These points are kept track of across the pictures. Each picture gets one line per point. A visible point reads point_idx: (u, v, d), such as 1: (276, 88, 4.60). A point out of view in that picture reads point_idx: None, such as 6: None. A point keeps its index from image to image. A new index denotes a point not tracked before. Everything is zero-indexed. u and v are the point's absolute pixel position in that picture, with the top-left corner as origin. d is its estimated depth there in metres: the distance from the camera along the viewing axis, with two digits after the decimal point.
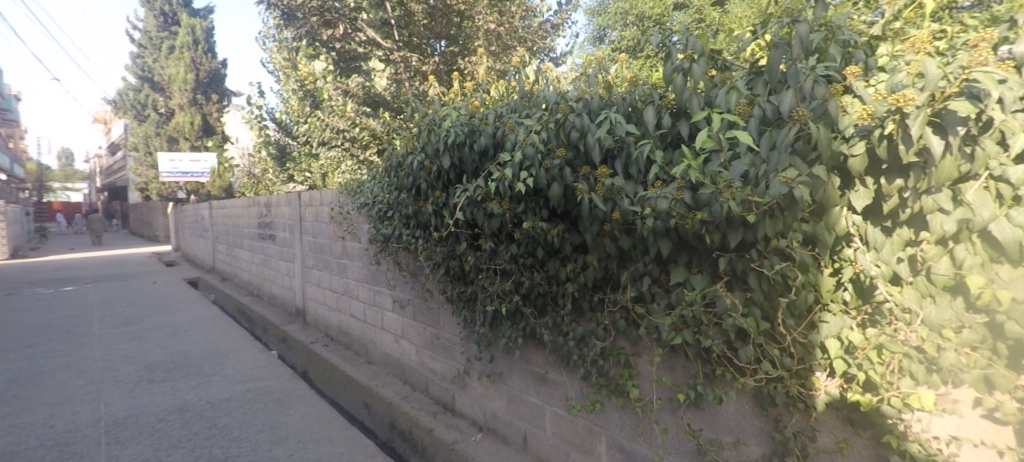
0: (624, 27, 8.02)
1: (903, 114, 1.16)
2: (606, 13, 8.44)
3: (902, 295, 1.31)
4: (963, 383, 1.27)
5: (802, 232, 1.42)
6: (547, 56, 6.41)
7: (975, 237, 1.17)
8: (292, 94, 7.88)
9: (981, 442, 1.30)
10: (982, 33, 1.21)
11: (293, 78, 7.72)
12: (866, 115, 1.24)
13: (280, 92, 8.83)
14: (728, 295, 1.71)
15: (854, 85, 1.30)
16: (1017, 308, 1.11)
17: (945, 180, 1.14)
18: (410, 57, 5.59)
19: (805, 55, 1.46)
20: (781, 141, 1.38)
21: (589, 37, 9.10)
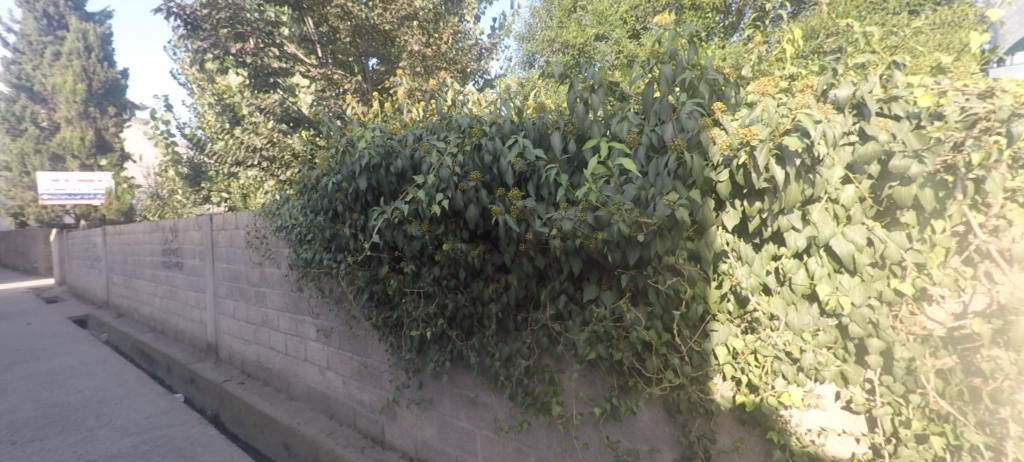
0: (552, 54, 8.41)
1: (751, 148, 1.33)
2: (534, 40, 8.86)
3: (770, 304, 1.48)
4: (825, 380, 1.44)
5: (687, 249, 1.57)
6: (481, 79, 6.66)
7: (822, 251, 1.36)
8: (207, 109, 7.42)
9: (843, 431, 1.48)
10: (807, 81, 1.43)
11: (208, 91, 7.27)
12: (725, 146, 1.40)
13: (192, 107, 8.28)
14: (633, 310, 1.82)
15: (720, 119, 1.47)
16: (856, 312, 1.31)
17: (793, 203, 1.30)
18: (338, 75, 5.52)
19: (680, 91, 1.63)
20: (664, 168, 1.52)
21: (520, 62, 9.45)
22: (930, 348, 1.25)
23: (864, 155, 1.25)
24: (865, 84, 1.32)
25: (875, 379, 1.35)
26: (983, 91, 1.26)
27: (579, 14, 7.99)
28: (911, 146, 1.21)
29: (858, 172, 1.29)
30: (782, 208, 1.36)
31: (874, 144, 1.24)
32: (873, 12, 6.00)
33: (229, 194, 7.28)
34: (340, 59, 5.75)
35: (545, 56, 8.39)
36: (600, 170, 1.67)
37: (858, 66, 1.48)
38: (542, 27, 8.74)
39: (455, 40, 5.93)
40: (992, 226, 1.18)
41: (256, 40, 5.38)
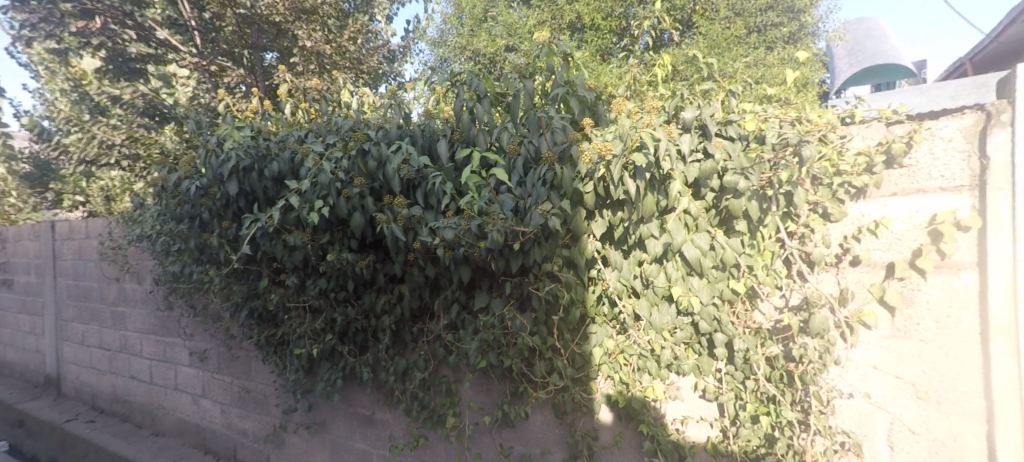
0: (464, 61, 8.35)
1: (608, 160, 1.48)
2: (446, 46, 8.75)
3: (636, 305, 1.65)
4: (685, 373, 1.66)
5: (563, 256, 1.69)
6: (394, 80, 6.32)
7: (677, 256, 1.55)
8: (55, 97, 6.37)
9: (699, 417, 1.71)
10: (656, 104, 1.59)
11: (57, 76, 6.26)
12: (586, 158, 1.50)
13: (36, 93, 7.07)
14: (520, 316, 1.87)
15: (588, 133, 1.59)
16: (705, 309, 1.54)
17: (649, 213, 1.48)
18: (229, 69, 5.18)
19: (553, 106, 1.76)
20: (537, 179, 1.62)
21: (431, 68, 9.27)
22: (760, 340, 1.53)
23: (704, 171, 1.45)
24: (707, 108, 1.51)
25: (724, 370, 1.59)
26: (796, 118, 1.52)
27: (489, 23, 8.04)
28: (739, 164, 1.44)
29: (704, 186, 1.51)
30: (641, 217, 1.52)
31: (710, 161, 1.45)
32: (745, 45, 6.77)
33: (84, 198, 6.31)
34: (225, 50, 5.20)
35: (455, 62, 8.33)
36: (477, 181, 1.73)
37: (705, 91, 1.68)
38: (453, 33, 8.69)
39: (365, 39, 5.53)
40: (800, 234, 1.48)
41: (107, 19, 4.76)
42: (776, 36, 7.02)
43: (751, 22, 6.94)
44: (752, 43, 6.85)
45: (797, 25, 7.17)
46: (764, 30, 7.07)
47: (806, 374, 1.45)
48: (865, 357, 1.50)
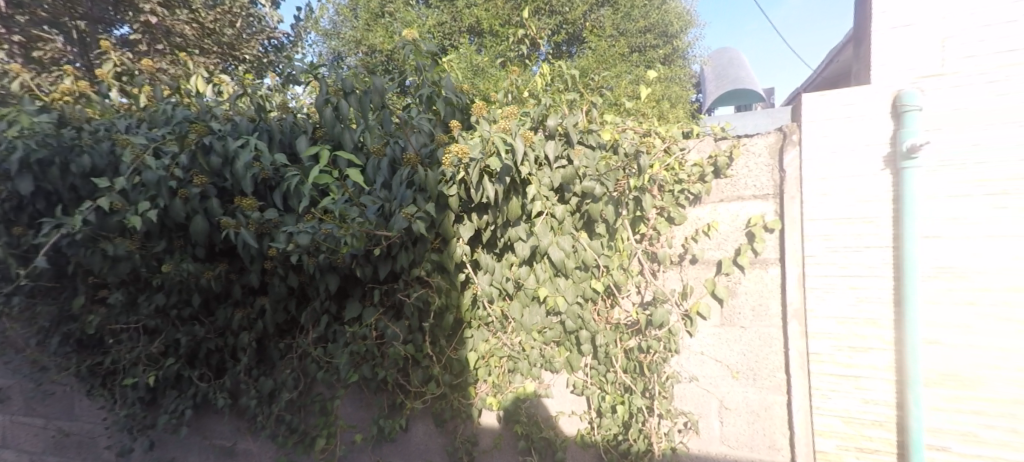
0: (359, 57, 7.72)
1: (467, 163, 1.54)
2: (341, 38, 8.04)
3: (509, 307, 1.80)
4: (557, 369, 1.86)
5: (431, 261, 1.72)
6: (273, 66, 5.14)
7: (545, 259, 1.74)
8: None
9: (570, 412, 1.90)
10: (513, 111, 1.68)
11: None
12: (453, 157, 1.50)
13: None
14: (394, 324, 1.83)
15: (455, 134, 1.60)
16: (570, 309, 1.75)
17: (514, 217, 1.64)
18: (51, 41, 3.78)
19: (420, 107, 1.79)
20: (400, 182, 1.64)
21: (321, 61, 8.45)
22: (618, 334, 1.80)
23: (566, 177, 1.64)
24: (569, 120, 1.70)
25: (590, 364, 1.83)
26: (645, 131, 1.79)
27: (387, 18, 7.53)
28: (596, 171, 1.65)
29: (568, 190, 1.68)
30: (509, 220, 1.67)
31: (563, 169, 1.65)
32: (628, 60, 6.96)
33: None
34: (46, 17, 3.79)
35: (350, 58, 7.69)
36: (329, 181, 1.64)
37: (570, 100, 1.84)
38: (347, 26, 7.97)
39: (246, 23, 4.80)
40: (649, 235, 1.79)
41: None
42: (654, 55, 7.35)
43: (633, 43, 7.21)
44: (634, 61, 7.08)
45: (671, 47, 7.57)
46: (643, 50, 7.33)
47: (653, 362, 1.76)
48: (699, 345, 1.82)
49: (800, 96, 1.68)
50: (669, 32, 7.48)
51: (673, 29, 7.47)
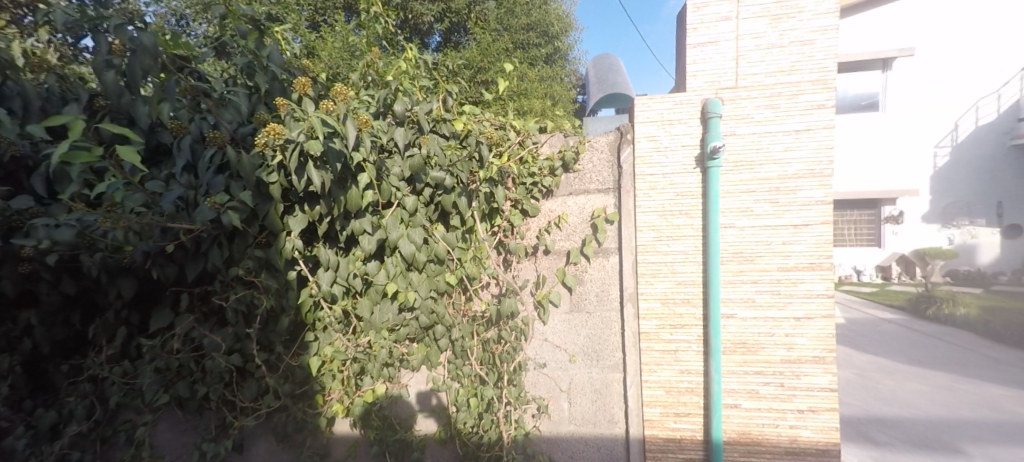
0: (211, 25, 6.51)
1: (282, 140, 1.51)
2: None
3: (359, 303, 1.82)
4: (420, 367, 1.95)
5: (255, 257, 1.68)
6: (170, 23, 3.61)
7: (396, 252, 1.80)
8: None
9: (429, 410, 2.02)
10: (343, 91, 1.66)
11: None
12: (273, 133, 1.48)
13: None
14: (213, 334, 1.76)
15: (284, 110, 1.56)
16: (424, 304, 1.84)
17: (355, 207, 1.67)
18: None
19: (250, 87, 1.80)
20: (207, 168, 1.62)
21: None
22: (481, 325, 1.93)
23: (412, 167, 1.75)
24: (423, 107, 1.81)
25: (448, 360, 1.95)
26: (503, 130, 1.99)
27: None
28: (445, 163, 1.80)
29: (418, 181, 1.81)
30: (355, 213, 1.73)
31: (418, 155, 1.76)
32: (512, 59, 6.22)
33: None
34: None
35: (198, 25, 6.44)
36: (86, 159, 1.45)
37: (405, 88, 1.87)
38: None
39: None
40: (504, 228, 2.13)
41: None
42: (536, 54, 6.57)
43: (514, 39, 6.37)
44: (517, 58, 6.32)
45: (552, 48, 6.81)
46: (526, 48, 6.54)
47: (501, 352, 1.91)
48: (551, 331, 2.42)
49: (623, 142, 2.34)
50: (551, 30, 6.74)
51: (553, 30, 6.69)
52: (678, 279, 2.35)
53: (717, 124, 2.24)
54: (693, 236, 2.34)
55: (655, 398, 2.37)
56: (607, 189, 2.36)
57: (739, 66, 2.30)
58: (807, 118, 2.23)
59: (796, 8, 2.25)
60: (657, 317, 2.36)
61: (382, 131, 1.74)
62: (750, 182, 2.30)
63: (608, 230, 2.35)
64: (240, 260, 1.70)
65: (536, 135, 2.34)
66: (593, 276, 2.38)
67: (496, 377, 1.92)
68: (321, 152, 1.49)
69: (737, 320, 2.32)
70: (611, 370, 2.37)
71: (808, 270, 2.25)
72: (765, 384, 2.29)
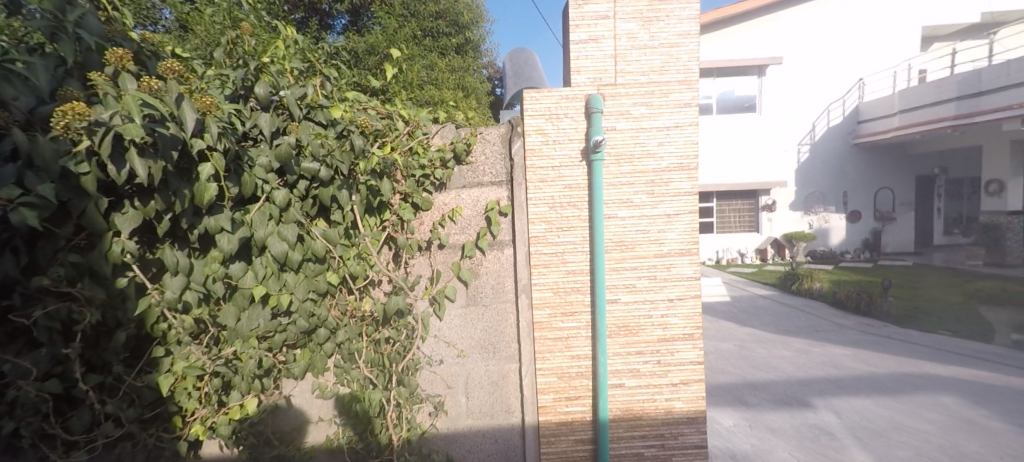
0: None
1: (90, 120, 1.36)
2: None
3: (223, 310, 1.71)
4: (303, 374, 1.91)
5: (71, 262, 1.47)
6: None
7: (266, 254, 1.71)
8: None
9: (320, 420, 2.03)
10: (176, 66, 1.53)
11: None
12: (77, 113, 1.34)
13: None
14: (15, 357, 1.52)
15: (97, 80, 1.40)
16: (302, 306, 1.79)
17: (207, 203, 1.52)
18: None
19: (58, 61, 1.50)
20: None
21: None
22: (370, 326, 1.95)
23: (278, 155, 1.66)
24: (297, 90, 1.75)
25: (336, 364, 1.94)
26: (388, 126, 2.00)
27: None
28: (322, 151, 1.72)
29: (292, 171, 1.74)
30: (209, 207, 1.60)
31: (279, 147, 1.68)
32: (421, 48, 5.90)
33: None
34: None
35: None
36: None
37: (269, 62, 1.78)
38: None
39: None
40: (392, 222, 2.08)
41: None
42: (446, 44, 6.13)
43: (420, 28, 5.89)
44: (424, 47, 5.94)
45: (464, 39, 6.38)
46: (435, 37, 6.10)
47: (390, 352, 1.98)
48: (451, 326, 2.33)
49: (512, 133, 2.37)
50: (461, 19, 6.28)
51: (464, 19, 6.26)
52: (567, 269, 2.43)
53: (598, 118, 2.35)
54: (581, 227, 2.43)
55: (548, 384, 2.44)
56: (500, 181, 2.35)
57: (619, 64, 2.44)
58: (676, 116, 2.46)
59: (664, 13, 2.45)
60: (549, 306, 2.42)
61: (245, 116, 1.66)
62: (629, 175, 2.46)
63: (502, 222, 2.36)
64: (46, 268, 1.49)
65: (428, 125, 2.11)
66: (488, 269, 2.37)
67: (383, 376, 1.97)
68: (141, 136, 1.36)
69: (621, 304, 2.48)
70: (508, 361, 2.40)
71: (680, 255, 2.48)
72: (644, 363, 2.49)
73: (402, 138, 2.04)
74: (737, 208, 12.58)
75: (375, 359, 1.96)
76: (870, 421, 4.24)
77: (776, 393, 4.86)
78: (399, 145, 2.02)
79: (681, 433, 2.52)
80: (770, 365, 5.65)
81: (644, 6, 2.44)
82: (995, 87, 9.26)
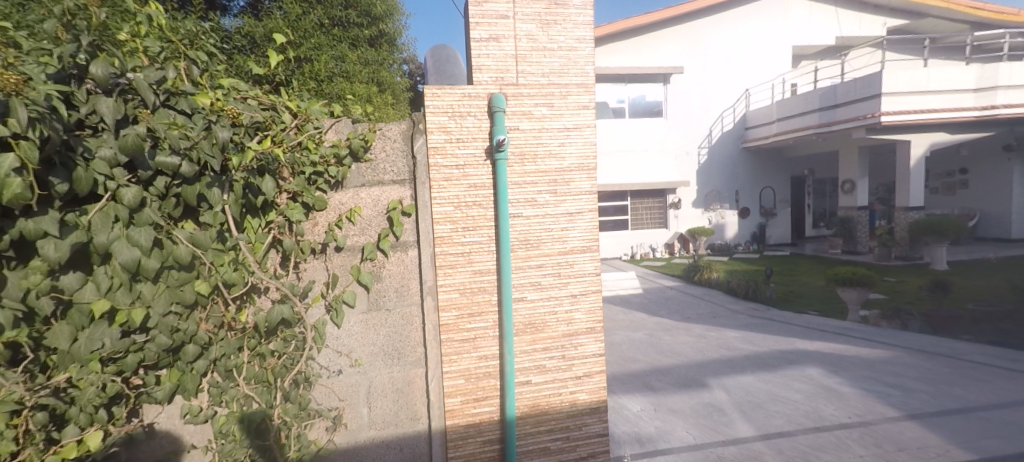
0: None
1: None
2: None
3: (55, 332, 1.40)
4: (168, 399, 1.71)
5: None
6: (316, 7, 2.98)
7: (112, 262, 1.46)
8: None
9: (193, 446, 1.87)
10: None
11: None
12: None
13: None
14: None
15: None
16: (162, 322, 1.58)
17: (20, 201, 1.24)
18: None
19: None
20: None
21: None
22: (248, 340, 1.83)
23: (122, 145, 1.43)
24: (152, 73, 1.55)
25: (212, 383, 1.79)
26: (268, 116, 1.84)
27: None
28: (187, 141, 1.55)
29: (144, 166, 1.50)
30: (24, 207, 1.31)
31: (132, 134, 1.44)
32: (328, 37, 5.37)
33: None
34: None
35: None
36: None
37: (116, 40, 1.57)
38: None
39: None
40: (277, 223, 1.90)
41: None
42: (357, 35, 5.68)
43: (326, 15, 5.39)
44: (333, 37, 5.47)
45: (377, 31, 5.90)
46: (345, 27, 5.63)
47: (276, 367, 1.88)
48: (348, 332, 2.18)
49: (416, 130, 2.28)
50: (373, 9, 5.80)
51: (377, 9, 5.75)
52: (474, 269, 2.39)
53: (501, 117, 2.34)
54: (488, 226, 2.40)
55: (455, 387, 2.38)
56: (403, 180, 2.26)
57: (520, 64, 2.45)
58: (575, 118, 2.55)
59: (562, 16, 2.50)
60: (456, 307, 2.36)
61: (79, 99, 1.39)
62: (533, 174, 2.48)
63: (406, 223, 2.27)
64: None
65: (320, 119, 1.97)
66: (391, 271, 2.26)
67: (269, 393, 1.87)
68: None
69: (528, 301, 2.49)
70: (413, 366, 2.30)
71: (582, 252, 2.55)
72: (550, 358, 2.53)
73: (288, 132, 1.87)
74: (649, 207, 13.79)
75: (257, 375, 1.85)
76: (753, 395, 4.67)
77: (678, 377, 5.22)
78: (284, 139, 1.85)
79: (585, 423, 2.61)
80: (674, 351, 6.08)
81: (542, 8, 2.46)
82: (851, 99, 10.42)
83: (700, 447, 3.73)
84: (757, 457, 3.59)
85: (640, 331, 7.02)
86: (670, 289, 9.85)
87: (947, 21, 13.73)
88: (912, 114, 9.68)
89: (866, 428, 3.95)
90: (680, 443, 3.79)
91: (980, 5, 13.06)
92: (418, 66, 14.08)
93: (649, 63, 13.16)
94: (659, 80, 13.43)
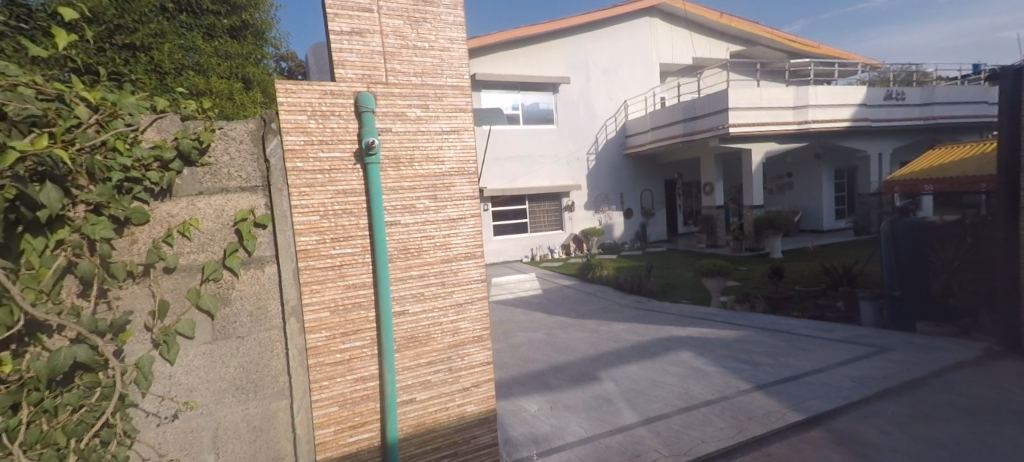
0: None
1: None
2: None
3: None
4: None
5: None
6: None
7: None
8: None
9: None
10: None
11: None
12: None
13: None
14: None
15: None
16: None
17: None
18: None
19: None
20: None
21: None
22: (29, 394, 1.44)
23: None
24: None
25: None
26: (45, 106, 1.47)
27: None
28: None
29: None
30: None
31: None
32: (174, 23, 4.71)
33: None
34: None
35: None
36: None
37: None
38: None
39: None
40: (72, 241, 1.53)
41: None
42: (213, 23, 5.06)
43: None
44: (180, 23, 4.79)
45: (239, 20, 5.32)
46: (197, 13, 4.97)
47: (69, 424, 1.50)
48: (185, 366, 1.83)
49: (265, 130, 1.99)
50: None
51: None
52: (348, 284, 2.15)
53: (371, 118, 2.16)
54: (362, 235, 2.19)
55: (328, 416, 2.13)
56: (254, 186, 1.96)
57: (390, 62, 2.27)
58: (453, 120, 2.44)
59: (431, 15, 2.37)
60: (327, 328, 2.11)
61: None
62: (410, 179, 2.32)
63: (260, 237, 1.98)
64: None
65: (135, 114, 1.67)
66: (243, 292, 1.95)
67: (62, 459, 1.49)
68: None
69: (410, 315, 2.31)
70: (275, 398, 2.01)
71: (467, 259, 2.45)
72: (436, 371, 2.38)
73: (84, 129, 1.54)
74: (546, 210, 14.24)
75: (40, 438, 1.45)
76: (638, 382, 4.91)
77: (573, 372, 5.32)
78: (77, 138, 1.51)
79: (474, 435, 2.51)
80: (570, 348, 6.24)
81: (409, 4, 2.31)
82: (707, 113, 11.61)
83: (591, 439, 3.80)
84: (639, 442, 3.74)
85: (539, 331, 7.12)
86: (566, 288, 10.18)
87: (771, 50, 16.11)
88: (754, 126, 11.06)
89: (726, 403, 4.31)
90: (573, 438, 3.83)
91: (793, 38, 15.55)
92: (294, 63, 13.05)
93: (536, 72, 13.53)
94: (545, 88, 13.82)
